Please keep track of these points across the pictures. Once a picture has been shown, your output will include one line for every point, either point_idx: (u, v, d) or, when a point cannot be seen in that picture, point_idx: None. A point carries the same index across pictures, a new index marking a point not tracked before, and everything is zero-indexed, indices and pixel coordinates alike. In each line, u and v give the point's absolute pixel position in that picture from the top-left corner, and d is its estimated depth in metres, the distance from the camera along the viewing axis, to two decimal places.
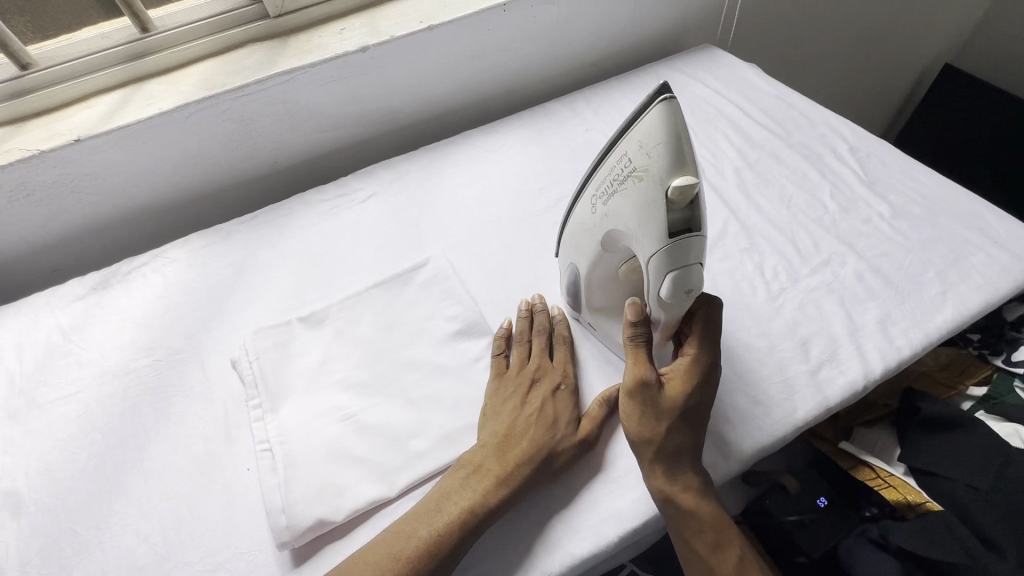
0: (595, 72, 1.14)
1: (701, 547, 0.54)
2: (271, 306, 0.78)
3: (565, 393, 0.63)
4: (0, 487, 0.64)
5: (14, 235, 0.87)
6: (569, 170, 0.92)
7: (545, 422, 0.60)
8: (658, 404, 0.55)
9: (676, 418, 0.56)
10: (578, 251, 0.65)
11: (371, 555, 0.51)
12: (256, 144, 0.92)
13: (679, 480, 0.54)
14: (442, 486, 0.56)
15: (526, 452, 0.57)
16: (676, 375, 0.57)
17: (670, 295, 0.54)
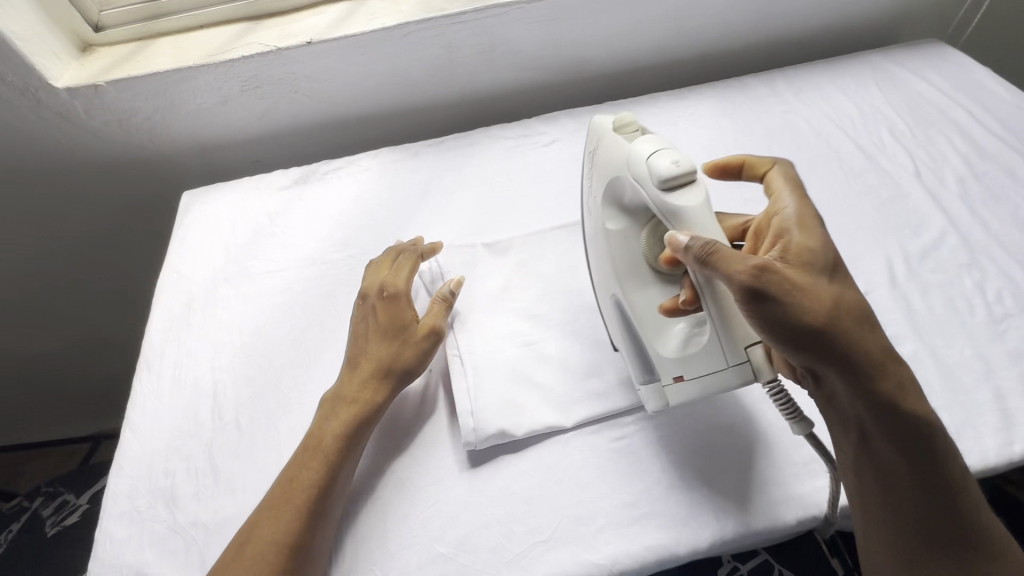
0: (795, 51, 1.07)
1: (886, 462, 0.48)
2: (455, 228, 0.82)
3: (392, 302, 0.63)
4: (218, 337, 0.73)
5: (234, 123, 0.95)
6: (764, 149, 0.87)
7: (379, 335, 0.62)
8: (792, 284, 0.47)
9: (839, 296, 0.48)
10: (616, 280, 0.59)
11: (266, 508, 0.53)
12: (454, 73, 0.94)
13: (854, 386, 0.48)
14: (319, 410, 0.59)
15: (375, 362, 0.60)
16: (796, 251, 0.51)
17: (664, 175, 0.50)
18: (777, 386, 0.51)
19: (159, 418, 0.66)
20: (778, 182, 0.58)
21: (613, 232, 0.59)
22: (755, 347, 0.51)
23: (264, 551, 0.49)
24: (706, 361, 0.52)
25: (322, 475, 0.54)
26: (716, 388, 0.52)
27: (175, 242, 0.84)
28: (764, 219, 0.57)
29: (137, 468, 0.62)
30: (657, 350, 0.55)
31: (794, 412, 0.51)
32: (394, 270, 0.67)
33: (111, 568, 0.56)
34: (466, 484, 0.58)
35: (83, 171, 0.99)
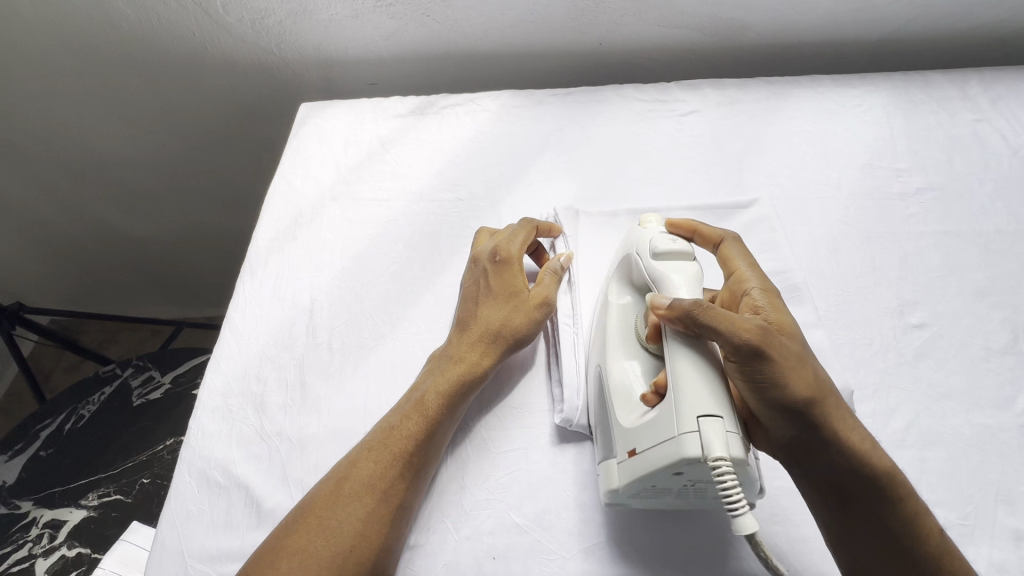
0: (995, 51, 0.91)
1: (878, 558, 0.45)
2: (572, 189, 0.76)
3: (503, 269, 0.60)
4: (321, 256, 0.72)
5: (360, 40, 0.92)
6: (941, 160, 0.75)
7: (489, 301, 0.59)
8: (779, 342, 0.46)
9: (803, 352, 0.47)
10: (602, 351, 0.55)
11: (361, 465, 0.50)
12: (597, 19, 0.86)
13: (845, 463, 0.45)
14: (424, 366, 0.58)
15: (483, 326, 0.58)
16: (781, 324, 0.49)
17: (663, 251, 0.53)
18: (722, 469, 0.40)
19: (257, 324, 0.66)
20: (736, 260, 0.56)
21: (613, 315, 0.56)
22: (709, 419, 0.42)
23: (361, 492, 0.49)
24: (657, 430, 0.45)
25: (423, 428, 0.53)
26: (667, 463, 0.43)
27: (288, 152, 0.84)
28: (730, 296, 0.54)
29: (232, 368, 0.63)
30: (620, 422, 0.49)
31: (737, 506, 0.40)
32: (509, 235, 0.63)
33: (201, 458, 0.58)
34: (551, 460, 0.55)
35: (210, 67, 1.00)
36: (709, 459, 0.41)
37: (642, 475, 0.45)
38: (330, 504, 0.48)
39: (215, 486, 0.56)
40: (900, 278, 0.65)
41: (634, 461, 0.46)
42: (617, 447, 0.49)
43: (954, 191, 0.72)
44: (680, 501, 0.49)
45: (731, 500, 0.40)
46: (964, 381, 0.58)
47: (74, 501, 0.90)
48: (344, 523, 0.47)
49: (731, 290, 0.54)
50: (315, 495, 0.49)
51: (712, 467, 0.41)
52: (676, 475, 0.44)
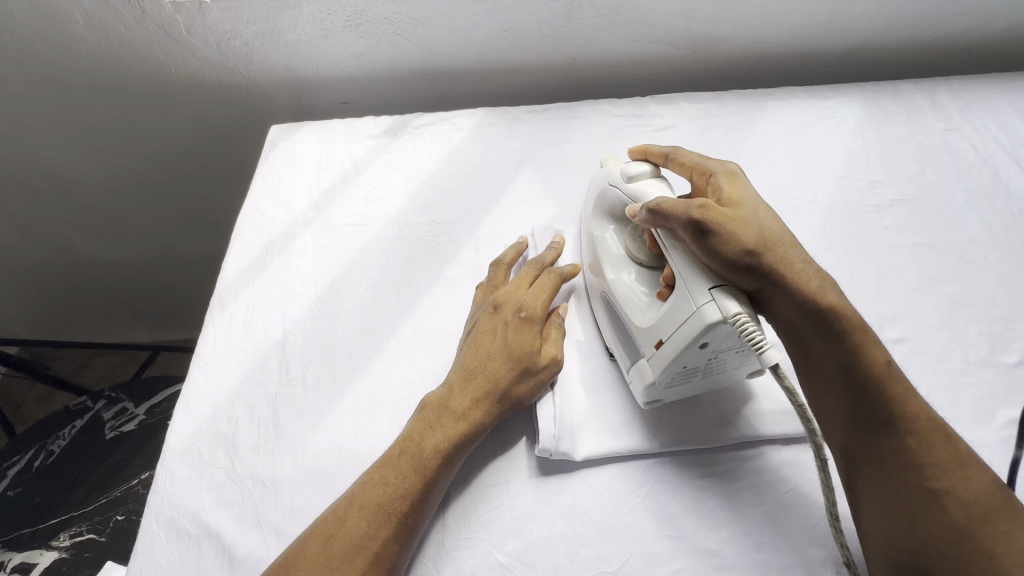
0: (962, 60, 0.92)
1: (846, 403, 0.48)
2: (549, 209, 0.75)
3: (527, 324, 0.58)
4: (293, 285, 0.70)
5: (330, 60, 0.90)
6: (914, 170, 0.76)
7: (497, 357, 0.57)
8: (721, 213, 0.50)
9: (746, 216, 0.51)
10: (603, 277, 0.60)
11: (348, 529, 0.48)
12: (569, 34, 0.85)
13: (804, 308, 0.49)
14: (418, 414, 0.55)
15: (491, 378, 0.56)
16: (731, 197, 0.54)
17: (631, 173, 0.58)
18: (744, 321, 0.45)
19: (227, 362, 0.64)
20: (693, 158, 0.60)
21: (604, 243, 0.62)
22: (720, 290, 0.47)
23: (351, 554, 0.47)
24: (677, 315, 0.49)
25: (418, 486, 0.51)
26: (693, 339, 0.47)
27: (258, 178, 0.82)
28: (700, 188, 0.59)
29: (202, 409, 0.61)
30: (638, 324, 0.54)
31: (762, 347, 0.45)
32: (535, 289, 0.61)
33: (170, 506, 0.55)
34: (534, 493, 0.54)
35: (177, 89, 0.97)
36: (730, 317, 0.45)
37: (672, 359, 0.49)
38: (310, 564, 0.46)
39: (184, 536, 0.54)
40: (879, 292, 0.65)
41: (663, 351, 0.50)
42: (644, 348, 0.53)
43: (928, 202, 0.72)
44: (706, 378, 0.54)
45: (757, 345, 0.44)
46: (945, 396, 0.58)
47: (44, 543, 0.86)
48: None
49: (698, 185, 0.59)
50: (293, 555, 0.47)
51: (737, 324, 0.45)
52: (704, 349, 0.48)
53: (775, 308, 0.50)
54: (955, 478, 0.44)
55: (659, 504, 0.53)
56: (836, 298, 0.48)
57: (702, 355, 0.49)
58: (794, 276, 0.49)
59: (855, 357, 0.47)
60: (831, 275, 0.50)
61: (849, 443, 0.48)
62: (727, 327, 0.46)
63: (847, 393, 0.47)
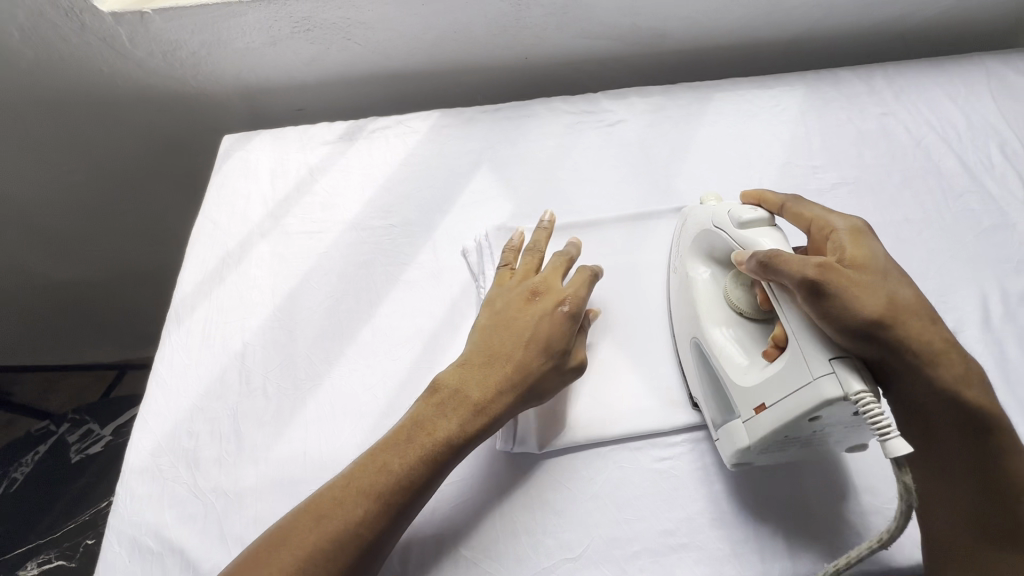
0: (897, 46, 0.96)
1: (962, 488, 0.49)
2: (505, 207, 0.76)
3: (567, 323, 0.57)
4: (251, 295, 0.70)
5: (281, 67, 0.90)
6: (853, 154, 0.79)
7: (528, 349, 0.55)
8: (842, 276, 0.48)
9: (877, 282, 0.49)
10: (695, 324, 0.58)
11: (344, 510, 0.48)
12: (519, 33, 0.86)
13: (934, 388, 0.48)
14: (432, 394, 0.55)
15: (519, 373, 0.55)
16: (853, 258, 0.51)
17: (745, 220, 0.56)
18: (867, 400, 0.43)
19: (186, 376, 0.64)
20: (810, 211, 0.58)
21: (697, 286, 0.59)
22: (839, 360, 0.45)
23: (344, 540, 0.47)
24: (788, 381, 0.48)
25: (421, 469, 0.50)
26: (806, 409, 0.46)
27: (212, 189, 0.81)
28: (817, 243, 0.56)
29: (161, 426, 0.60)
30: (738, 382, 0.52)
31: (887, 429, 0.42)
32: (576, 281, 0.60)
33: (131, 525, 0.55)
34: (497, 488, 0.55)
35: (124, 102, 0.95)
36: (852, 395, 0.44)
37: (777, 426, 0.48)
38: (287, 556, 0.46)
39: (147, 553, 0.53)
40: None
41: (766, 414, 0.49)
42: (741, 407, 0.52)
43: (866, 184, 0.76)
44: (803, 450, 0.52)
45: (882, 428, 0.42)
46: None
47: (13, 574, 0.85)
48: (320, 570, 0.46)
49: (815, 240, 0.56)
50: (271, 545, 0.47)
51: (857, 402, 0.43)
52: (812, 420, 0.47)
53: (897, 382, 0.49)
54: None
55: (618, 489, 0.55)
56: (970, 383, 0.48)
57: (809, 425, 0.48)
58: (920, 353, 0.47)
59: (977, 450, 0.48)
60: (963, 358, 0.49)
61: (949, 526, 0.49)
62: (846, 403, 0.44)
63: (962, 466, 0.49)
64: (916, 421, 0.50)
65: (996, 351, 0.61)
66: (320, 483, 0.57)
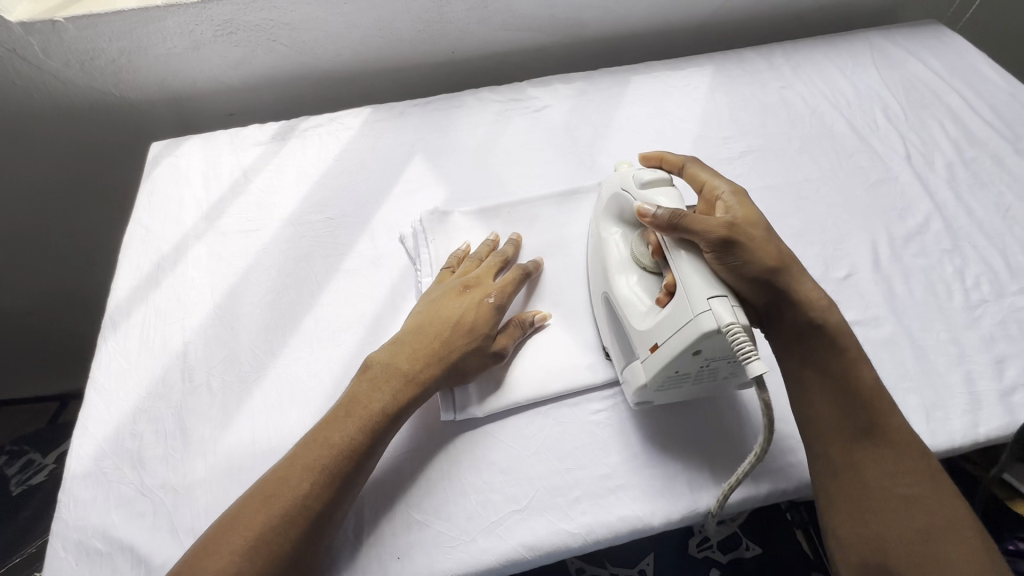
0: (793, 27, 1.05)
1: (830, 411, 0.53)
2: (440, 193, 0.79)
3: (490, 313, 0.61)
4: (189, 296, 0.70)
5: (207, 71, 0.89)
6: (757, 124, 0.86)
7: (451, 334, 0.59)
8: (741, 235, 0.53)
9: (766, 236, 0.55)
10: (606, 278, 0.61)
11: (272, 503, 0.49)
12: (443, 29, 0.90)
13: (809, 321, 0.55)
14: (365, 371, 0.57)
15: (448, 349, 0.58)
16: (747, 216, 0.56)
17: (647, 182, 0.59)
18: (735, 331, 0.47)
19: (126, 379, 0.63)
20: (701, 173, 0.61)
21: (609, 247, 0.62)
22: (717, 299, 0.49)
23: (269, 537, 0.47)
24: (675, 319, 0.51)
25: (341, 463, 0.51)
26: (687, 344, 0.49)
27: (142, 196, 0.80)
28: (705, 204, 0.61)
29: (103, 430, 0.60)
30: (635, 326, 0.56)
31: (749, 356, 0.46)
32: (504, 278, 0.63)
33: (76, 529, 0.54)
34: (443, 453, 0.58)
35: (42, 116, 0.93)
36: (722, 326, 0.48)
37: (666, 362, 0.51)
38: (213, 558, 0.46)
39: (95, 555, 0.53)
40: None
41: (658, 354, 0.52)
42: (639, 347, 0.55)
43: (770, 151, 0.83)
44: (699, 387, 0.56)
45: (743, 355, 0.46)
46: None
47: None
48: (261, 551, 0.47)
49: (705, 200, 0.60)
50: (203, 550, 0.47)
51: (728, 333, 0.47)
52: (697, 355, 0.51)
53: (781, 319, 0.56)
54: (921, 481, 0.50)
55: (558, 442, 0.58)
56: (836, 315, 0.55)
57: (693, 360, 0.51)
58: (798, 296, 0.55)
59: (846, 372, 0.54)
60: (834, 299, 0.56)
61: (830, 441, 0.53)
62: (721, 335, 0.48)
63: (830, 377, 0.54)
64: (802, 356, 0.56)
65: (888, 289, 0.68)
66: (269, 468, 0.58)
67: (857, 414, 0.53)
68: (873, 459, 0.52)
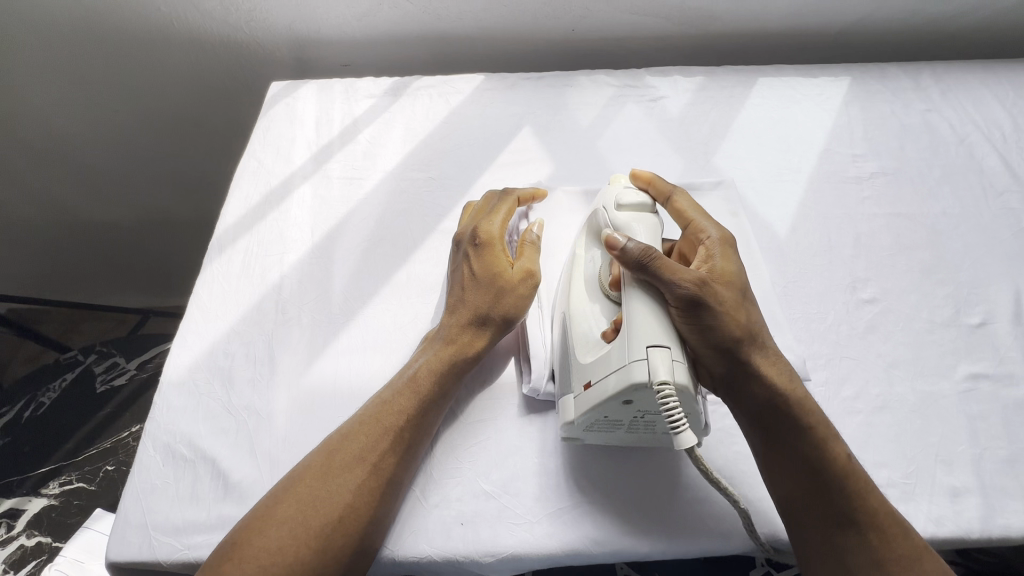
0: (945, 46, 0.95)
1: (792, 489, 0.48)
2: (542, 169, 0.77)
3: (485, 252, 0.59)
4: (291, 233, 0.71)
5: (332, 20, 0.91)
6: (893, 146, 0.79)
7: (473, 287, 0.59)
8: (716, 291, 0.49)
9: (738, 300, 0.51)
10: (570, 297, 0.57)
11: (348, 444, 0.51)
12: (569, 4, 0.87)
13: (773, 394, 0.50)
14: (420, 345, 0.59)
15: (471, 309, 0.58)
16: (723, 274, 0.52)
17: (626, 204, 0.57)
18: (666, 392, 0.42)
19: (225, 300, 0.66)
20: (692, 211, 0.59)
21: (580, 267, 0.58)
22: (655, 348, 0.45)
23: (352, 465, 0.49)
24: (610, 361, 0.47)
25: (415, 406, 0.53)
26: (619, 390, 0.45)
27: (258, 131, 0.82)
28: (690, 242, 0.58)
29: (199, 344, 0.62)
30: (577, 356, 0.52)
31: (680, 425, 0.42)
32: (489, 215, 0.63)
33: (166, 433, 0.57)
34: (517, 430, 0.57)
35: (176, 44, 0.98)
36: (655, 383, 0.43)
37: (596, 403, 0.47)
38: (282, 507, 0.47)
39: (180, 460, 0.56)
40: (853, 254, 0.68)
41: (588, 393, 0.49)
42: (574, 382, 0.51)
43: (905, 176, 0.76)
44: (637, 435, 0.52)
45: (674, 423, 0.42)
46: (910, 351, 0.61)
47: (34, 490, 0.94)
48: (323, 503, 0.47)
49: (690, 240, 0.58)
50: (277, 498, 0.48)
51: (658, 391, 0.43)
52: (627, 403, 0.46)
53: (744, 390, 0.51)
54: (905, 562, 0.45)
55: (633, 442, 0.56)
56: (802, 387, 0.51)
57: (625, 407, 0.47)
58: (763, 367, 0.50)
59: (814, 451, 0.49)
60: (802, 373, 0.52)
61: (806, 527, 0.48)
62: (651, 390, 0.44)
63: (793, 455, 0.49)
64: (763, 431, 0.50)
65: None
66: (346, 410, 0.58)
67: (822, 498, 0.47)
68: (850, 543, 0.46)
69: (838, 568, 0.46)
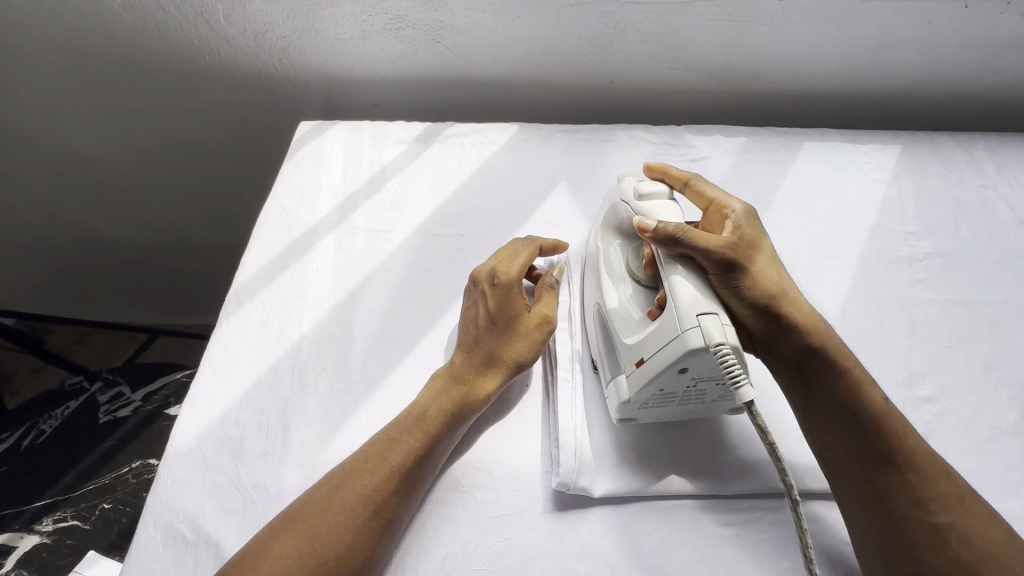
0: (995, 115, 0.92)
1: (840, 441, 0.49)
2: (577, 231, 0.74)
3: (505, 293, 0.58)
4: (312, 289, 0.68)
5: (365, 61, 0.89)
6: (947, 224, 0.75)
7: (491, 328, 0.58)
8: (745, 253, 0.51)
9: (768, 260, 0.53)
10: (603, 288, 0.58)
11: (348, 485, 0.48)
12: (608, 57, 0.85)
13: (809, 349, 0.51)
14: (430, 381, 0.57)
15: (486, 351, 0.57)
16: (751, 238, 0.54)
17: (643, 195, 0.57)
18: (723, 351, 0.43)
19: (239, 359, 0.62)
20: (711, 190, 0.60)
21: (608, 258, 0.60)
22: (706, 316, 0.45)
23: (353, 505, 0.46)
24: (663, 333, 0.48)
25: (422, 447, 0.51)
26: (673, 359, 0.46)
27: (284, 173, 0.80)
28: (713, 220, 0.59)
29: (210, 409, 0.59)
30: (623, 338, 0.53)
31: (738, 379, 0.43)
32: (510, 257, 0.61)
33: (168, 510, 0.53)
34: (545, 529, 0.52)
35: (206, 77, 0.96)
36: (711, 346, 0.44)
37: (650, 377, 0.48)
38: (278, 547, 0.44)
39: (182, 543, 0.52)
40: (909, 345, 0.63)
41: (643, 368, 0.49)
42: (625, 363, 0.52)
43: (961, 258, 0.71)
44: (686, 406, 0.52)
45: (732, 376, 0.43)
46: (973, 461, 0.56)
47: (28, 526, 0.90)
48: (318, 541, 0.44)
49: (713, 216, 0.59)
50: (272, 533, 0.45)
51: (716, 352, 0.44)
52: (682, 372, 0.47)
53: (780, 345, 0.52)
54: (948, 499, 0.45)
55: (672, 552, 0.51)
56: (835, 337, 0.52)
57: (681, 377, 0.48)
58: (797, 319, 0.52)
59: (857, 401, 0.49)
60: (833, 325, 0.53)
61: (853, 476, 0.47)
62: (707, 354, 0.45)
63: (834, 404, 0.49)
64: (806, 388, 0.51)
65: None
66: None
67: (864, 441, 0.48)
68: (899, 483, 0.46)
69: (890, 518, 0.45)
